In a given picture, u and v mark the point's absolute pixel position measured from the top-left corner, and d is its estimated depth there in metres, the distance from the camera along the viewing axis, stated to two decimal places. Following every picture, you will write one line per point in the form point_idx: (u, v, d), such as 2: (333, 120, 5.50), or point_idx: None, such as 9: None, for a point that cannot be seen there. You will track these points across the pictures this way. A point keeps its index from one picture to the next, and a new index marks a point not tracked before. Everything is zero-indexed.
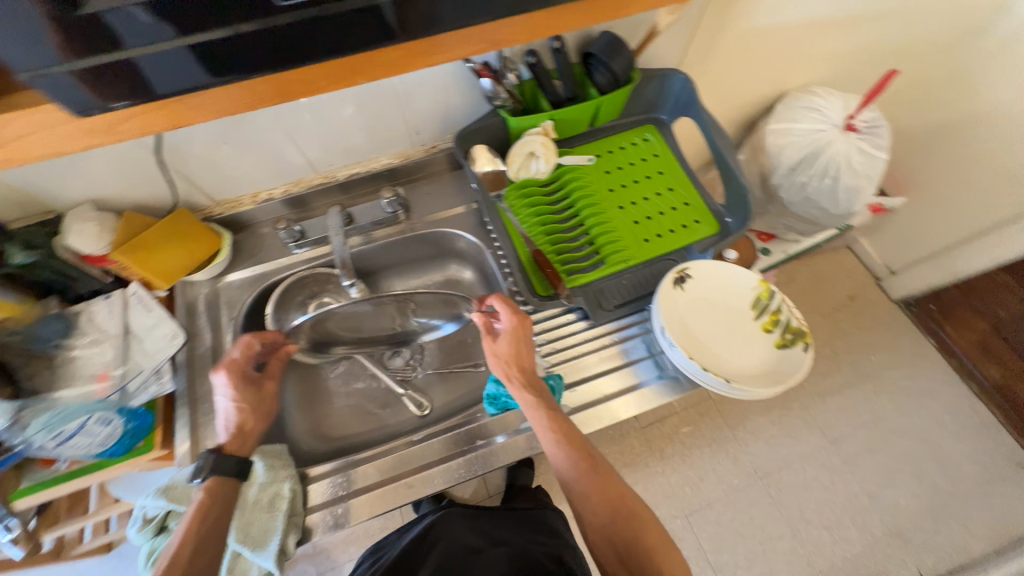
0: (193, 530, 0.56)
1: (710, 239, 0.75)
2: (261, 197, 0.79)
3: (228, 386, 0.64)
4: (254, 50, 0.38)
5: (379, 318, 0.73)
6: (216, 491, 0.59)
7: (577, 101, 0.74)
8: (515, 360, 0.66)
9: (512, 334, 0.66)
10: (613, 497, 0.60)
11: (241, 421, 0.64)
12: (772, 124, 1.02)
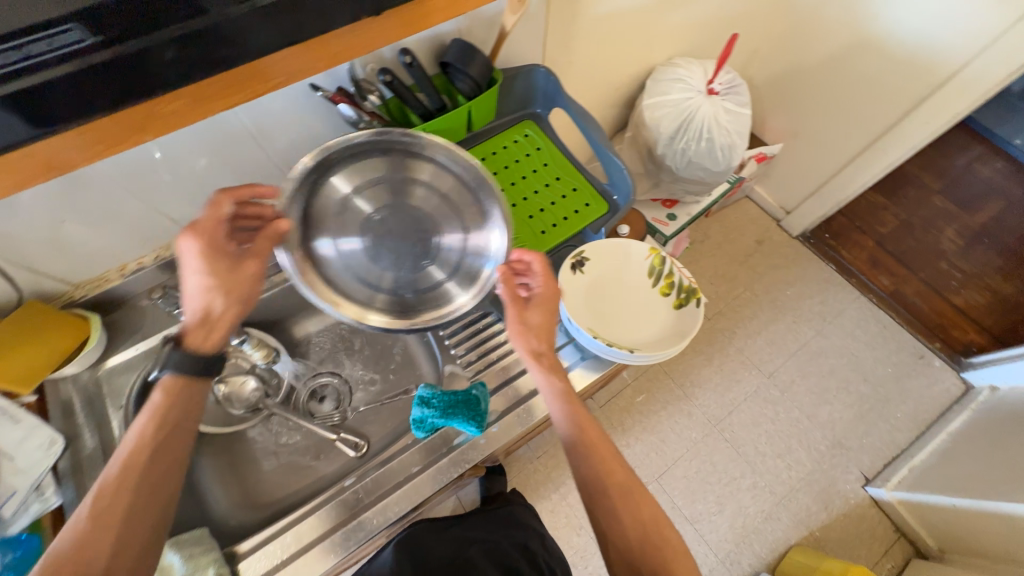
0: (150, 431, 0.51)
1: (603, 219, 0.78)
2: (130, 269, 0.72)
3: (195, 254, 0.56)
4: (61, 100, 0.41)
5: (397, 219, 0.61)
6: (176, 388, 0.54)
7: (447, 109, 0.74)
8: (540, 328, 0.65)
9: (542, 305, 0.66)
10: (646, 517, 0.55)
11: (210, 305, 0.57)
12: (646, 99, 1.08)
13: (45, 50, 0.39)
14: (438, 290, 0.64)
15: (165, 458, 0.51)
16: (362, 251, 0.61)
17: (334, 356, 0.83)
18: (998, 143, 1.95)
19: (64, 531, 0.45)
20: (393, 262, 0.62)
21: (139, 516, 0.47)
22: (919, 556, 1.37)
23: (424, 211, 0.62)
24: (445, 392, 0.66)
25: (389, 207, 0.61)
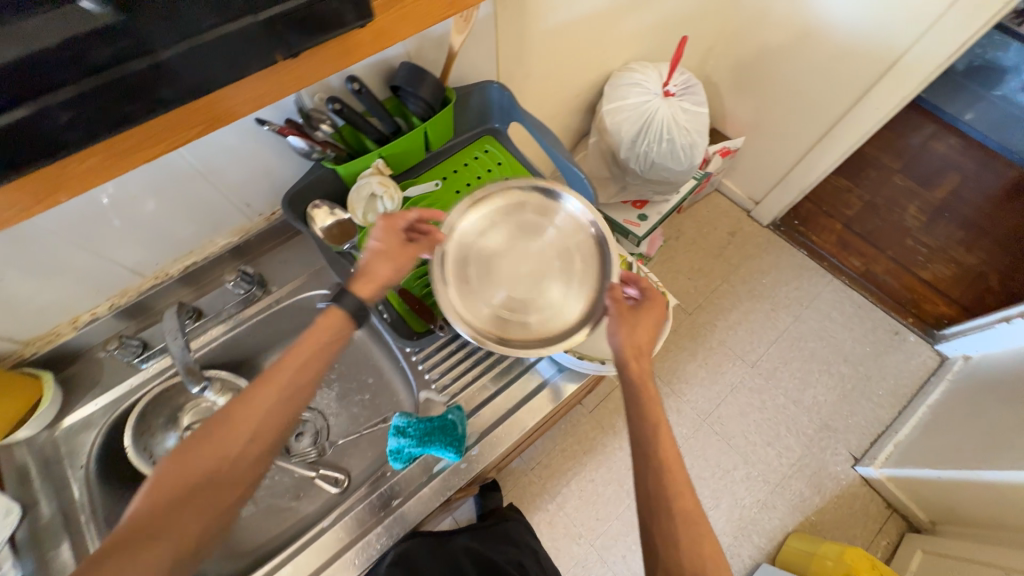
0: (306, 345, 0.55)
1: None
2: (83, 320, 0.69)
3: (379, 231, 0.61)
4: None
5: (524, 254, 0.67)
6: (335, 321, 0.57)
7: (403, 132, 0.73)
8: (645, 334, 0.63)
9: (651, 313, 0.64)
10: (706, 546, 0.50)
11: (376, 269, 0.61)
12: (606, 105, 1.09)
13: None
14: (570, 319, 0.64)
15: (301, 376, 0.54)
16: (505, 279, 0.65)
17: None
18: (949, 120, 2.03)
19: (228, 403, 0.51)
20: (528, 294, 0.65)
21: (274, 417, 0.51)
22: (912, 530, 1.39)
23: (556, 242, 0.68)
24: (420, 420, 0.64)
25: (524, 240, 0.68)
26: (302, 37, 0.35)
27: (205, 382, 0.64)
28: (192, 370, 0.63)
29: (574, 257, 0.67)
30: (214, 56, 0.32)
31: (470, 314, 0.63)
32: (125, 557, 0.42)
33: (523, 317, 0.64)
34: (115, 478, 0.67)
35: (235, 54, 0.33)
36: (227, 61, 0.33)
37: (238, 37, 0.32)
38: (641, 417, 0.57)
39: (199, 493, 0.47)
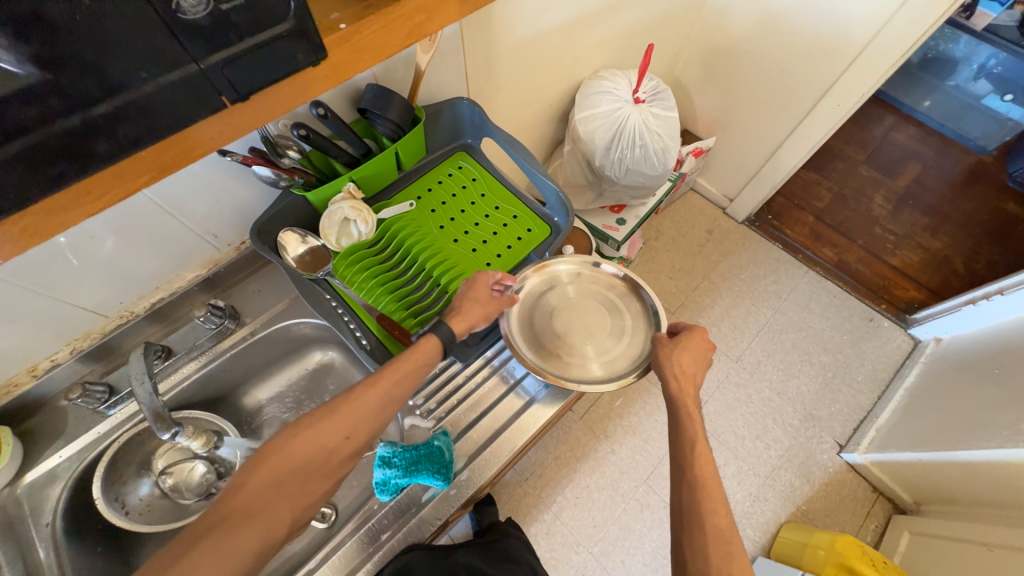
0: (403, 364, 0.58)
1: (546, 242, 0.78)
2: (42, 368, 0.65)
3: (475, 279, 0.65)
4: None
5: (581, 306, 0.73)
6: (427, 350, 0.60)
7: (373, 154, 0.72)
8: (692, 360, 0.64)
9: (696, 338, 0.66)
10: (733, 549, 0.51)
11: (473, 312, 0.63)
12: (578, 113, 1.10)
13: None
14: (626, 365, 0.68)
15: (397, 388, 0.57)
16: (566, 329, 0.71)
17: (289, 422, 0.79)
18: (907, 111, 2.10)
19: (332, 400, 0.54)
20: (587, 344, 0.70)
21: (370, 418, 0.55)
22: (899, 511, 1.42)
23: (607, 295, 0.75)
24: (406, 448, 0.63)
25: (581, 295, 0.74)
26: (254, 85, 0.32)
27: (176, 428, 0.61)
28: (162, 415, 0.60)
29: (626, 311, 0.73)
30: (151, 110, 0.29)
31: (539, 360, 0.68)
32: (216, 539, 0.44)
33: (585, 362, 0.68)
34: (87, 531, 0.63)
35: (176, 104, 0.30)
36: (167, 113, 0.30)
37: (177, 88, 0.29)
38: (679, 435, 0.60)
39: (296, 479, 0.50)
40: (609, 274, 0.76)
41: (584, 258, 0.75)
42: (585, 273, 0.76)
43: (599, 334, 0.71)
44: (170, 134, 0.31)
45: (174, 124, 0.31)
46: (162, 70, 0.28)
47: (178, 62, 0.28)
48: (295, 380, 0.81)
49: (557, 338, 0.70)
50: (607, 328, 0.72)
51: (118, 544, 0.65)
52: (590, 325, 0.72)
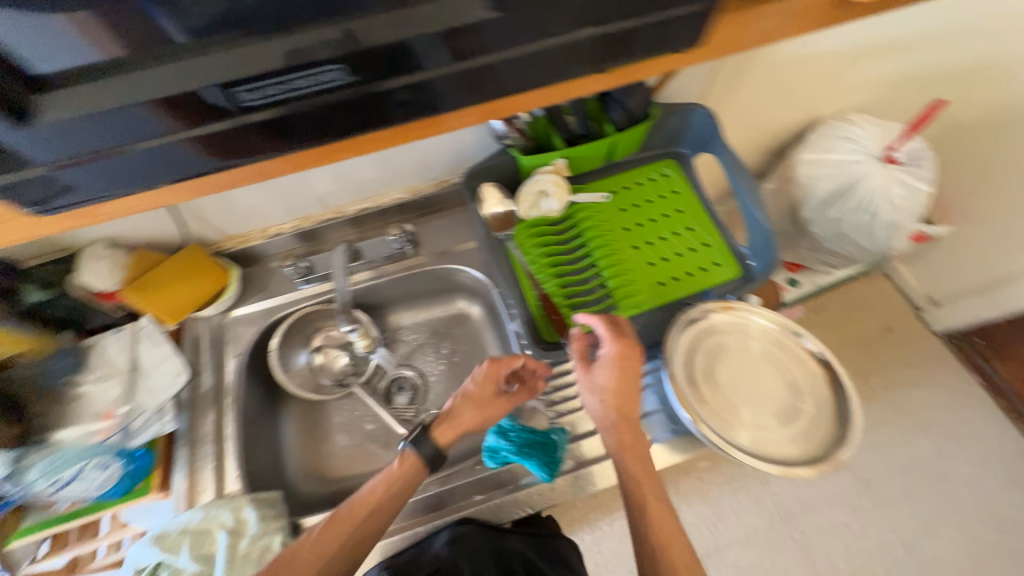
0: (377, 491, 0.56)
1: (731, 283, 0.70)
2: (271, 232, 0.78)
3: (475, 379, 0.62)
4: (295, 128, 0.37)
5: (756, 365, 0.58)
6: (401, 473, 0.57)
7: (592, 137, 0.71)
8: (618, 384, 0.59)
9: (622, 360, 0.59)
10: None
11: (465, 414, 0.61)
12: (805, 153, 0.96)
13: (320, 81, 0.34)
14: (785, 457, 0.53)
15: (366, 524, 0.54)
16: (729, 381, 0.57)
17: (416, 350, 0.84)
18: None
19: (289, 552, 0.52)
20: (748, 410, 0.56)
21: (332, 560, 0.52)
22: None
23: (791, 367, 0.58)
24: (524, 428, 0.62)
25: (759, 352, 0.59)
26: (549, 71, 0.39)
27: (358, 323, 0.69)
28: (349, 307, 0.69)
29: (807, 397, 0.57)
30: (446, 86, 0.37)
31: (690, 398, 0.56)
32: None
33: (733, 423, 0.55)
34: (259, 372, 0.76)
35: (486, 79, 0.38)
36: (460, 90, 0.38)
37: (498, 62, 0.37)
38: None
39: None
40: (803, 348, 0.59)
41: (791, 324, 0.59)
42: (785, 340, 0.59)
43: (767, 404, 0.56)
44: (449, 110, 0.39)
45: (461, 98, 0.38)
46: (484, 52, 0.36)
47: (504, 46, 0.36)
48: (437, 317, 0.86)
49: (715, 385, 0.57)
50: (778, 402, 0.56)
51: (272, 392, 0.77)
52: (760, 390, 0.57)
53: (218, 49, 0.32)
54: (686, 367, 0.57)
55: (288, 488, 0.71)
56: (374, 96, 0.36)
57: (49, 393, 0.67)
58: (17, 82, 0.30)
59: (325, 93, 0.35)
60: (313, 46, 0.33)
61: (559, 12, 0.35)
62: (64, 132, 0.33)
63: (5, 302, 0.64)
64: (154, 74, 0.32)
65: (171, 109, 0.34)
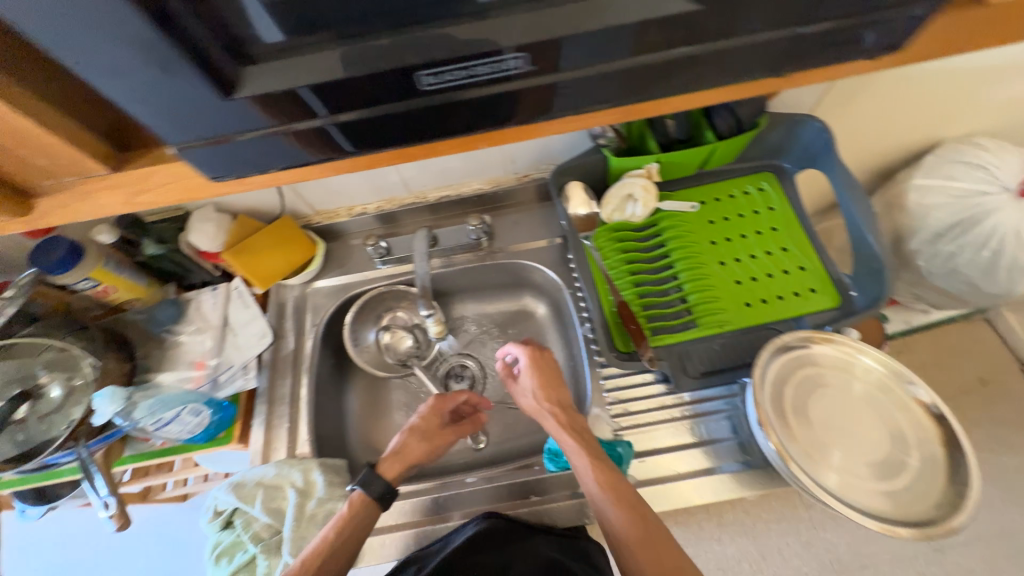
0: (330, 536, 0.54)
1: (829, 313, 0.65)
2: (356, 211, 0.81)
3: (422, 413, 0.66)
4: (399, 130, 0.36)
5: (854, 406, 0.53)
6: (350, 517, 0.56)
7: (689, 143, 0.68)
8: (547, 378, 0.63)
9: (534, 356, 0.65)
10: None
11: (409, 444, 0.62)
12: (920, 177, 0.86)
13: (488, 72, 0.32)
14: (879, 510, 0.49)
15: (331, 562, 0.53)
16: (821, 418, 0.53)
17: (477, 341, 0.84)
18: None
19: None
20: (839, 453, 0.52)
21: None
22: None
23: (894, 414, 0.53)
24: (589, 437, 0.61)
25: (858, 392, 0.54)
26: (633, 87, 0.36)
27: (433, 309, 0.70)
28: (426, 292, 0.70)
29: (912, 450, 0.51)
30: (528, 98, 0.35)
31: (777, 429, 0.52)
32: None
33: (821, 464, 0.51)
34: (331, 344, 0.79)
35: (647, 81, 0.35)
36: (537, 104, 0.36)
37: (659, 64, 0.34)
38: None
39: None
40: (912, 396, 0.53)
41: (900, 368, 0.54)
42: (892, 386, 0.54)
43: (862, 450, 0.51)
44: (518, 122, 0.37)
45: (538, 112, 0.36)
46: (571, 67, 0.33)
47: (608, 59, 0.33)
48: (502, 311, 0.86)
49: (804, 419, 0.53)
50: (876, 449, 0.51)
51: (341, 364, 0.80)
52: (855, 434, 0.52)
53: (415, 29, 0.30)
54: (774, 398, 0.54)
55: (348, 458, 0.74)
56: (555, 84, 0.34)
57: (152, 338, 0.75)
58: (222, 51, 0.29)
59: (511, 80, 0.33)
60: (500, 32, 0.30)
61: (740, 22, 0.32)
62: (241, 111, 0.32)
63: (128, 253, 0.71)
64: (336, 56, 0.31)
65: (345, 92, 0.32)
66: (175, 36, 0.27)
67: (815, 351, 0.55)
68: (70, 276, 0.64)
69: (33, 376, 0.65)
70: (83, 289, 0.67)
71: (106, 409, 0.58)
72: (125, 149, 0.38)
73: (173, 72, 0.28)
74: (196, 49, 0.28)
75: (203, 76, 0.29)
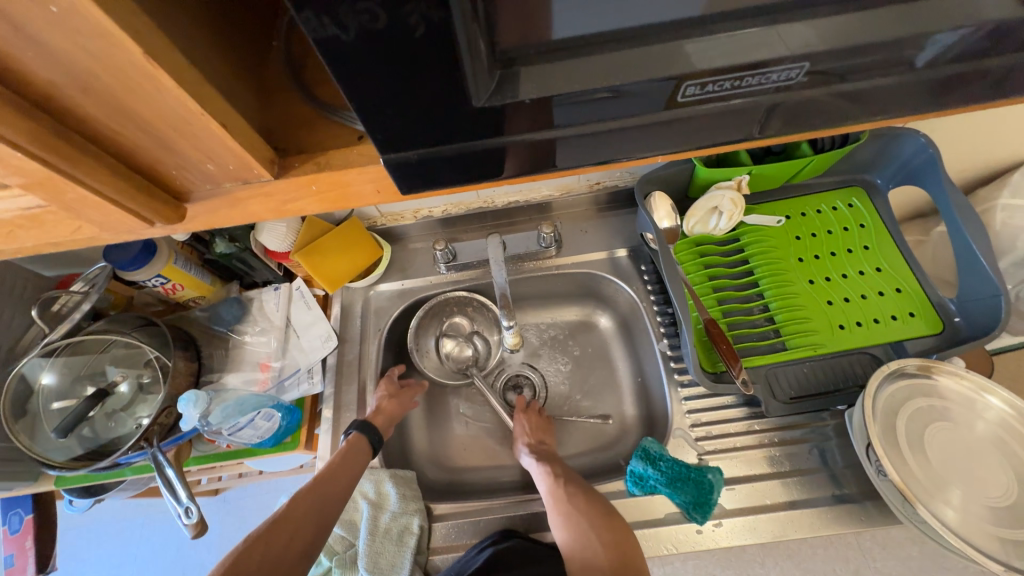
0: (333, 460, 0.60)
1: (929, 340, 0.61)
2: (422, 214, 0.79)
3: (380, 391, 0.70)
4: (456, 166, 0.31)
5: (974, 444, 0.50)
6: (347, 450, 0.61)
7: (782, 155, 0.65)
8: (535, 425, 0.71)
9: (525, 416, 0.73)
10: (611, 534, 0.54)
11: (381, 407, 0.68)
12: (1003, 197, 0.77)
13: (755, 84, 0.28)
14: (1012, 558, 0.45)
15: (331, 485, 0.58)
16: (940, 453, 0.50)
17: (537, 350, 0.81)
18: None
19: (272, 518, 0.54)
20: (959, 491, 0.48)
21: (302, 505, 0.55)
22: None
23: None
24: (676, 461, 0.58)
25: (976, 430, 0.51)
26: (668, 138, 0.32)
27: (512, 317, 0.68)
28: (506, 298, 0.68)
29: None
30: (517, 157, 0.31)
31: (893, 460, 0.49)
32: None
33: (942, 501, 0.48)
34: (392, 349, 0.77)
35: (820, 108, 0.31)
36: (530, 159, 0.32)
37: (821, 97, 0.30)
38: None
39: None
40: None
41: None
42: (1019, 427, 0.51)
43: (986, 490, 0.48)
44: (509, 176, 0.33)
45: (527, 171, 0.33)
46: (602, 118, 0.29)
47: (820, 85, 0.29)
48: (565, 321, 0.83)
49: (920, 453, 0.50)
50: (1001, 491, 0.48)
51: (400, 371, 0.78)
52: (979, 472, 0.49)
53: (675, 38, 0.26)
54: (886, 427, 0.51)
55: (410, 467, 0.72)
56: (813, 100, 0.30)
57: (216, 336, 0.73)
58: (482, 51, 0.25)
59: (777, 91, 0.29)
60: (788, 38, 0.27)
61: (947, 51, 0.27)
62: (467, 122, 0.28)
63: (197, 251, 0.71)
64: (600, 63, 0.27)
65: (591, 102, 0.28)
66: (426, 36, 0.23)
67: (935, 382, 0.53)
68: (142, 273, 0.62)
69: (102, 374, 0.64)
70: (153, 285, 0.66)
71: (191, 413, 0.57)
72: (282, 151, 0.32)
73: (421, 72, 0.25)
74: (461, 45, 0.24)
75: (445, 80, 0.25)
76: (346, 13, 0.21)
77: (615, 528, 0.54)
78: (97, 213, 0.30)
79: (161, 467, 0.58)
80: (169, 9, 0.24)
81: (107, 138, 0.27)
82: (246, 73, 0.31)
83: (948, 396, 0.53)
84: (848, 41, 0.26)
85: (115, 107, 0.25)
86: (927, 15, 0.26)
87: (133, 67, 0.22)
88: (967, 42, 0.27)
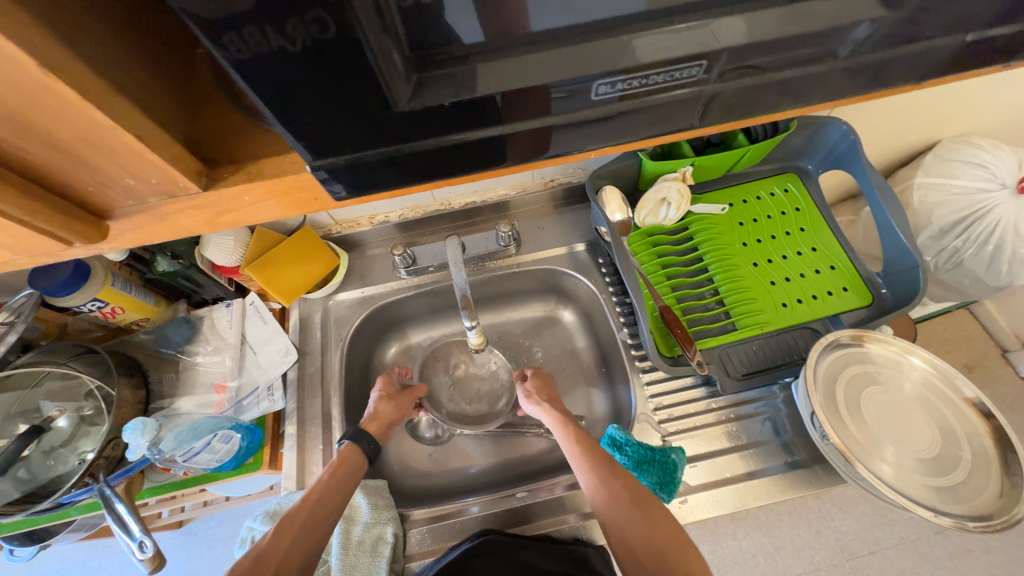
0: (322, 483, 0.56)
1: (861, 311, 0.66)
2: (378, 219, 0.79)
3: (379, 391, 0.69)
4: (400, 168, 0.31)
5: (903, 403, 0.55)
6: (337, 470, 0.58)
7: (722, 147, 0.69)
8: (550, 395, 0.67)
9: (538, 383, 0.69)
10: (665, 526, 0.49)
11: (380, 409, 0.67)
12: (919, 175, 0.84)
13: (663, 81, 0.30)
14: (941, 502, 0.50)
15: (318, 510, 0.53)
16: (873, 412, 0.55)
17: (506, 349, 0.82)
18: None
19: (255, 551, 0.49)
20: (892, 448, 0.53)
21: (285, 540, 0.50)
22: None
23: (946, 410, 0.55)
24: (640, 443, 0.60)
25: (903, 390, 0.56)
26: (604, 133, 0.33)
27: (474, 317, 0.68)
28: (467, 300, 0.67)
29: (964, 442, 0.53)
30: (514, 144, 0.32)
31: (834, 424, 0.53)
32: None
33: (878, 458, 0.52)
34: (356, 360, 0.76)
35: (743, 100, 0.32)
36: (533, 147, 0.33)
37: (748, 88, 0.31)
38: None
39: None
40: (958, 394, 0.55)
41: (948, 368, 0.56)
42: (940, 386, 0.56)
43: (914, 443, 0.53)
44: (512, 162, 0.34)
45: (534, 152, 0.33)
46: (534, 114, 0.30)
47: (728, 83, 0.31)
48: (530, 317, 0.84)
49: (857, 416, 0.54)
50: (927, 442, 0.53)
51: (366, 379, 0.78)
52: (907, 426, 0.54)
53: (594, 41, 0.27)
54: (827, 395, 0.55)
55: (382, 475, 0.72)
56: (737, 93, 0.32)
57: (164, 358, 0.69)
58: (397, 59, 0.26)
59: (691, 89, 0.31)
60: (694, 38, 0.28)
61: (840, 44, 0.30)
62: (395, 125, 0.28)
63: (137, 272, 0.68)
64: (517, 65, 0.27)
65: (529, 101, 0.29)
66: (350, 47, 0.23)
67: (868, 350, 0.58)
68: (76, 298, 0.58)
69: (36, 409, 0.60)
70: (88, 310, 0.61)
71: (139, 443, 0.54)
72: (212, 162, 0.31)
73: (343, 76, 0.25)
74: (373, 56, 0.24)
75: (370, 86, 0.26)
76: (296, 25, 0.22)
77: (666, 520, 0.50)
78: (7, 236, 0.29)
79: (108, 501, 0.54)
80: (68, 16, 0.23)
81: (7, 154, 0.26)
82: (170, 83, 0.30)
83: (878, 361, 0.57)
84: (753, 38, 0.28)
85: (10, 121, 0.23)
86: (815, 16, 0.28)
87: (27, 79, 0.21)
88: (853, 35, 0.29)
